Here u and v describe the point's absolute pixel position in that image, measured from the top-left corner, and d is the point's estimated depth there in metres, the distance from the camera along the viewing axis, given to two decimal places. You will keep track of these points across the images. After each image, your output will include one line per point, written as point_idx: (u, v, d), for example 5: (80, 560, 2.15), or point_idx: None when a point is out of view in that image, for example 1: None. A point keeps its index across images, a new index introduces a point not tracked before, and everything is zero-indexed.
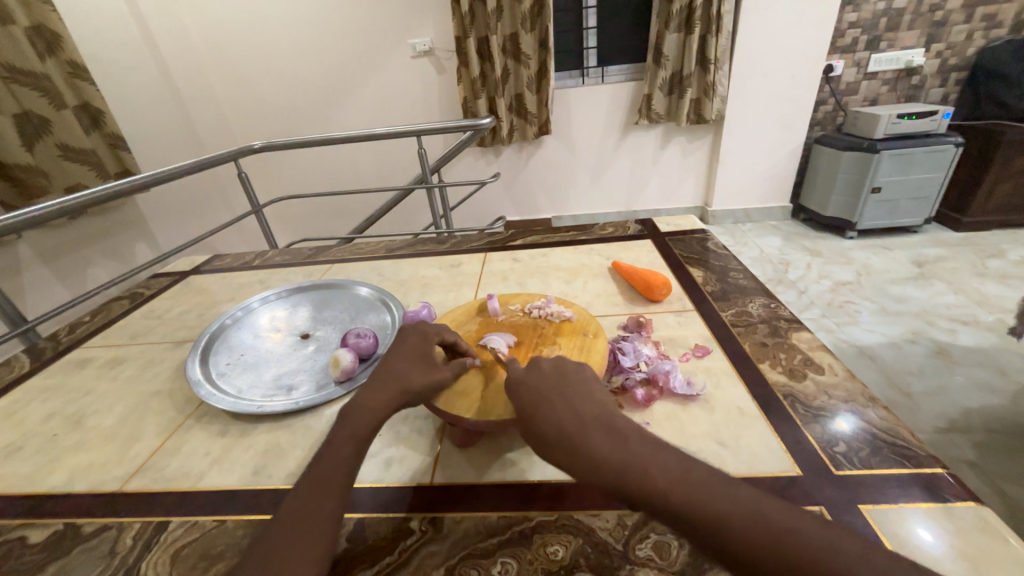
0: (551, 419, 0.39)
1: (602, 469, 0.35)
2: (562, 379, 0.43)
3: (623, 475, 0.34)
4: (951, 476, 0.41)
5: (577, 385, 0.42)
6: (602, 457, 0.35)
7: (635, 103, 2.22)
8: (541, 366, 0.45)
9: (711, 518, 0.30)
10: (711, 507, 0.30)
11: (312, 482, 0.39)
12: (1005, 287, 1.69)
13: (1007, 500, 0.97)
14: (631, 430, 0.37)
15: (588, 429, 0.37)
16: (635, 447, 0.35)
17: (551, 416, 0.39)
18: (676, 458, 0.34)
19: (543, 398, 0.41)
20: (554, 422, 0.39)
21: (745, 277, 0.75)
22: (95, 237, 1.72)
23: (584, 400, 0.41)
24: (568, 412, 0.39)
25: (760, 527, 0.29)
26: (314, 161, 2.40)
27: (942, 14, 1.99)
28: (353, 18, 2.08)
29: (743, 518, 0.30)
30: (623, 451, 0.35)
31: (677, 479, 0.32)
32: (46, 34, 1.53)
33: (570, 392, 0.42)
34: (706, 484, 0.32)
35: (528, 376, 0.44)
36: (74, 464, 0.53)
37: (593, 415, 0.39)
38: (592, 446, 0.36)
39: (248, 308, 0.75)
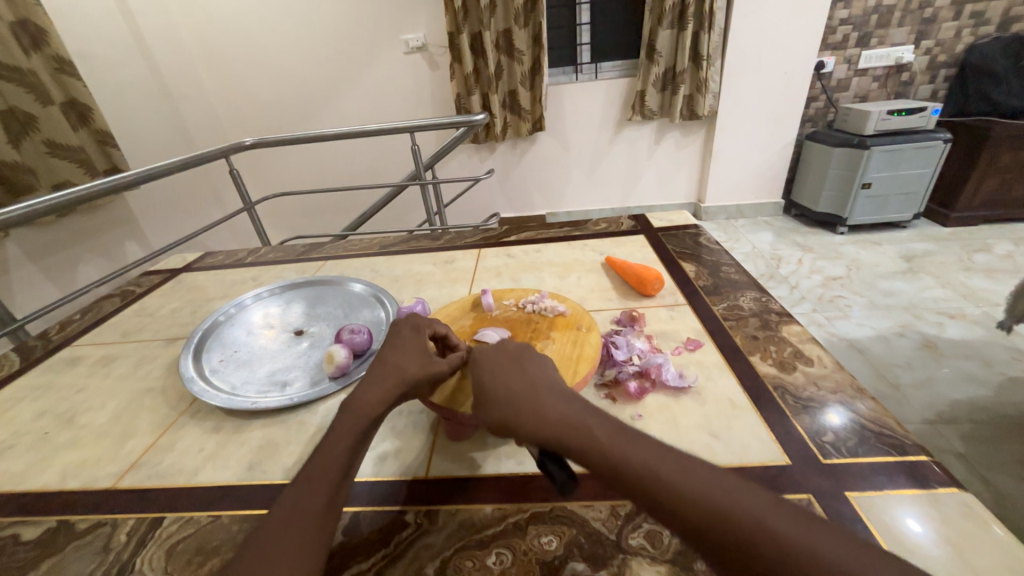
0: (503, 383, 0.41)
1: (545, 426, 0.36)
2: (521, 352, 0.45)
3: (564, 433, 0.36)
4: (936, 464, 0.42)
5: (532, 360, 0.45)
6: (548, 416, 0.37)
7: (629, 99, 2.23)
8: (504, 343, 0.47)
9: (643, 473, 0.32)
10: (645, 464, 0.32)
11: (310, 474, 0.39)
12: (991, 281, 1.72)
13: (992, 489, 0.99)
14: (579, 401, 0.39)
15: (540, 396, 0.39)
16: (580, 413, 0.37)
17: (503, 381, 0.41)
18: (617, 425, 0.36)
19: (499, 368, 0.43)
20: (505, 387, 0.41)
21: (737, 272, 0.76)
22: (84, 235, 1.70)
23: (538, 371, 0.43)
24: (522, 379, 0.41)
25: (683, 479, 0.31)
26: (307, 158, 2.38)
27: (931, 11, 2.01)
28: (345, 13, 2.06)
29: (670, 473, 0.32)
30: (567, 414, 0.37)
31: (618, 441, 0.34)
32: (32, 29, 1.50)
33: (527, 364, 0.44)
34: (641, 444, 0.34)
35: (490, 350, 0.46)
36: (66, 462, 0.53)
37: (544, 384, 0.41)
38: (540, 406, 0.38)
39: (241, 305, 0.74)
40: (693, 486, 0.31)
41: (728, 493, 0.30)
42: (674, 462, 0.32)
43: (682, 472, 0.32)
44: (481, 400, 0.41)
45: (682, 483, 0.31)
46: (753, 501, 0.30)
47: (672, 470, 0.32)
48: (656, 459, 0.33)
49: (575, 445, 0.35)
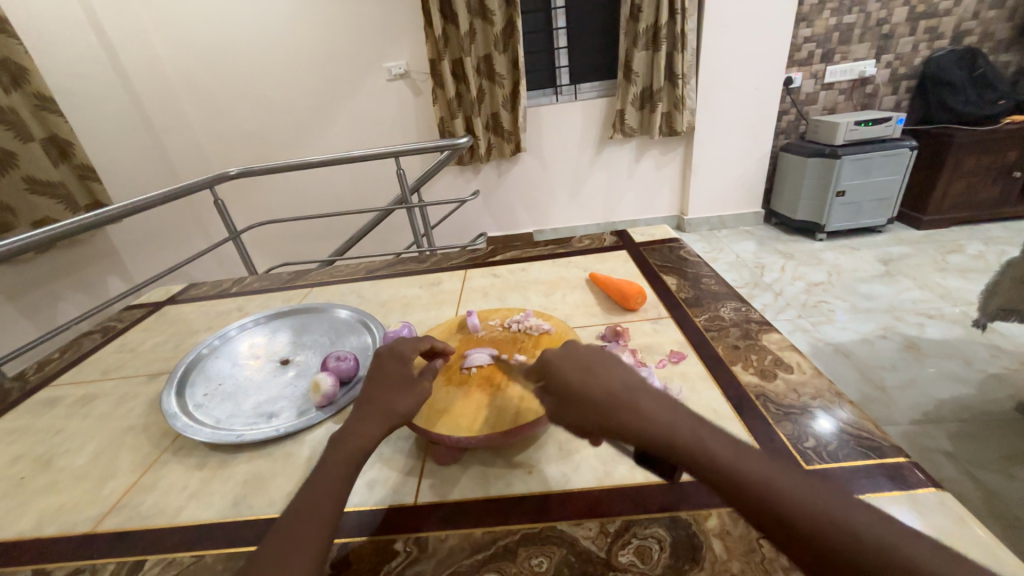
0: (596, 384, 0.40)
1: (649, 427, 0.36)
2: (610, 355, 0.44)
3: (671, 433, 0.35)
4: (914, 464, 0.43)
5: (618, 363, 0.43)
6: (651, 419, 0.36)
7: (608, 118, 2.29)
8: (586, 348, 0.45)
9: (754, 483, 0.31)
10: (753, 471, 0.32)
11: (302, 507, 0.39)
12: (965, 281, 1.78)
13: (983, 487, 1.00)
14: (679, 407, 0.38)
15: (639, 398, 0.38)
16: (680, 416, 0.36)
17: (596, 381, 0.40)
18: (718, 430, 0.36)
19: (585, 371, 0.41)
20: (597, 384, 0.40)
21: (717, 283, 0.78)
22: (64, 270, 1.67)
23: (631, 372, 0.42)
24: (615, 378, 0.40)
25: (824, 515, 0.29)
26: (293, 185, 2.40)
27: (888, 28, 2.13)
28: (330, 43, 2.11)
29: (789, 483, 0.31)
30: (668, 421, 0.36)
31: (725, 449, 0.33)
32: (12, 68, 1.51)
33: (621, 367, 0.42)
34: (753, 458, 0.33)
35: (573, 356, 0.44)
36: (43, 507, 0.52)
37: (639, 386, 0.39)
38: (643, 409, 0.37)
39: (225, 336, 0.74)
40: (818, 498, 0.30)
41: (847, 512, 0.29)
42: (794, 476, 0.31)
43: (804, 484, 0.31)
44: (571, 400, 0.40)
45: (806, 494, 0.30)
46: (876, 521, 0.29)
47: (790, 481, 0.31)
48: (769, 470, 0.32)
49: (683, 449, 0.34)
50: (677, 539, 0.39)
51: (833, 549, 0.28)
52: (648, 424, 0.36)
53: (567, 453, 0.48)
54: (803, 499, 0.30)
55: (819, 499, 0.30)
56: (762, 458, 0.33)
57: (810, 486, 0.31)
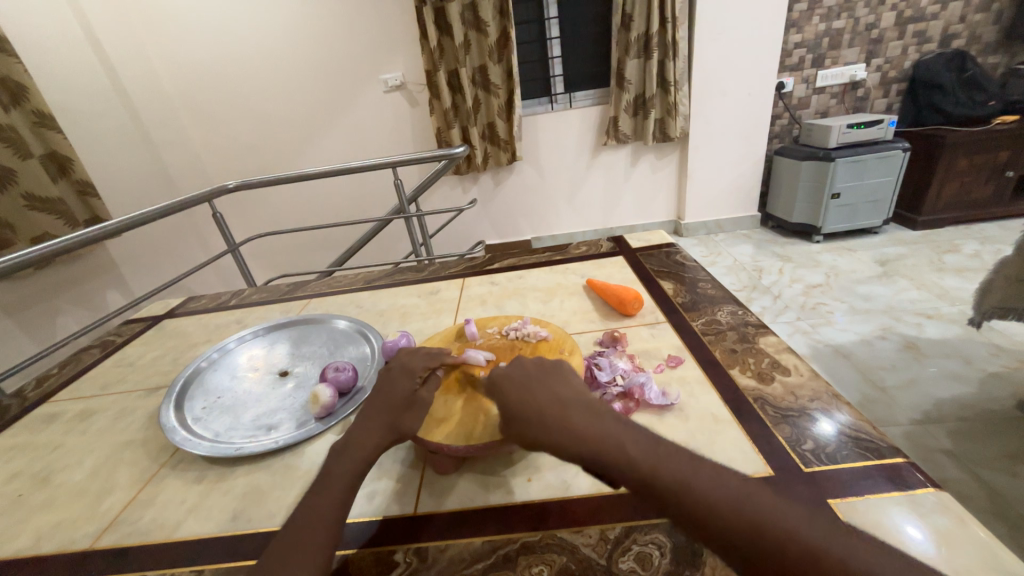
0: (534, 402, 0.41)
1: (580, 441, 0.37)
2: (550, 367, 0.46)
3: (599, 443, 0.36)
4: (912, 465, 0.43)
5: (557, 375, 0.45)
6: (581, 431, 0.38)
7: (603, 125, 2.32)
8: (524, 364, 0.46)
9: (676, 488, 0.33)
10: (674, 477, 0.33)
11: (305, 517, 0.39)
12: (963, 281, 1.78)
13: (987, 487, 0.99)
14: (608, 417, 0.39)
15: (571, 413, 0.39)
16: (610, 428, 0.38)
17: (534, 400, 0.41)
18: (646, 437, 0.37)
19: (523, 389, 0.43)
20: (533, 400, 0.41)
21: (713, 287, 0.79)
22: (63, 286, 1.68)
23: (566, 387, 0.43)
24: (550, 393, 0.42)
25: (741, 515, 0.31)
26: (292, 197, 2.41)
27: (877, 32, 2.16)
28: (326, 56, 2.14)
29: (707, 486, 0.33)
30: (598, 434, 0.37)
31: (650, 456, 0.35)
32: (11, 86, 1.53)
33: (559, 379, 0.44)
34: (677, 462, 0.34)
35: (512, 374, 0.45)
36: (40, 525, 0.51)
37: (572, 401, 0.41)
38: (574, 422, 0.39)
39: (224, 349, 0.74)
40: (739, 499, 0.32)
41: (760, 505, 0.31)
42: (712, 474, 0.33)
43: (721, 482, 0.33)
44: (511, 420, 0.41)
45: (723, 496, 0.32)
46: (793, 518, 0.31)
47: (707, 479, 0.33)
48: (687, 470, 0.34)
49: (610, 457, 0.36)
50: (677, 545, 0.39)
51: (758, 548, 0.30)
52: (579, 437, 0.37)
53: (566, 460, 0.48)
54: (721, 500, 0.32)
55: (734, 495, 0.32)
56: (684, 459, 0.35)
57: (726, 484, 0.33)
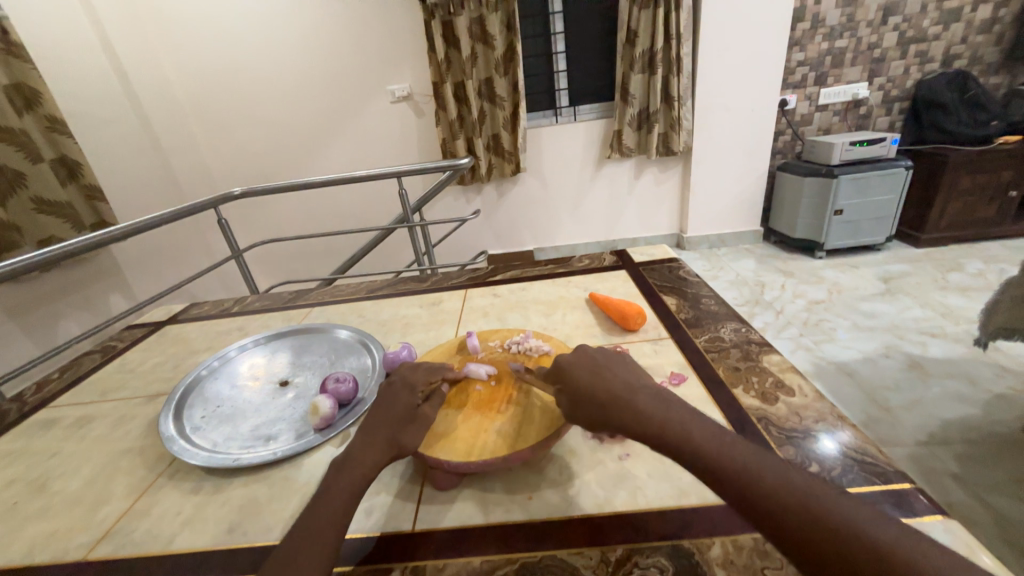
0: (602, 385, 0.43)
1: (647, 424, 0.38)
2: (617, 357, 0.47)
3: (666, 425, 0.38)
4: (919, 491, 0.42)
5: (624, 365, 0.46)
6: (647, 413, 0.39)
7: (607, 138, 2.33)
8: (592, 353, 0.48)
9: (740, 473, 0.34)
10: (740, 464, 0.34)
11: (301, 536, 0.38)
12: (967, 300, 1.78)
13: (994, 512, 0.98)
14: (677, 404, 0.40)
15: (640, 397, 0.41)
16: (678, 413, 0.39)
17: (602, 382, 0.43)
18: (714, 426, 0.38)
19: (592, 373, 0.45)
20: (601, 382, 0.43)
21: (716, 303, 0.78)
22: (67, 289, 1.69)
23: (635, 375, 0.45)
24: (618, 377, 0.43)
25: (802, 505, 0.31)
26: (297, 204, 2.43)
27: (880, 52, 2.18)
28: (335, 67, 2.17)
29: (771, 475, 0.33)
30: (667, 417, 0.38)
31: (717, 442, 0.36)
32: (25, 92, 1.56)
33: (625, 369, 0.45)
34: (743, 451, 0.35)
35: (580, 361, 0.47)
36: (34, 534, 0.51)
37: (640, 388, 0.42)
38: (642, 403, 0.40)
39: (225, 357, 0.74)
40: (803, 490, 0.32)
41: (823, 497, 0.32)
42: (775, 465, 0.34)
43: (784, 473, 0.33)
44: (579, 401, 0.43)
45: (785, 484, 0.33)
46: (857, 511, 0.31)
47: (771, 470, 0.34)
48: (753, 459, 0.35)
49: (675, 439, 0.37)
50: (679, 569, 0.38)
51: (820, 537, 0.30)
52: (646, 419, 0.39)
53: (568, 478, 0.48)
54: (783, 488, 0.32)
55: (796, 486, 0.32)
56: (750, 450, 0.36)
57: (790, 474, 0.33)
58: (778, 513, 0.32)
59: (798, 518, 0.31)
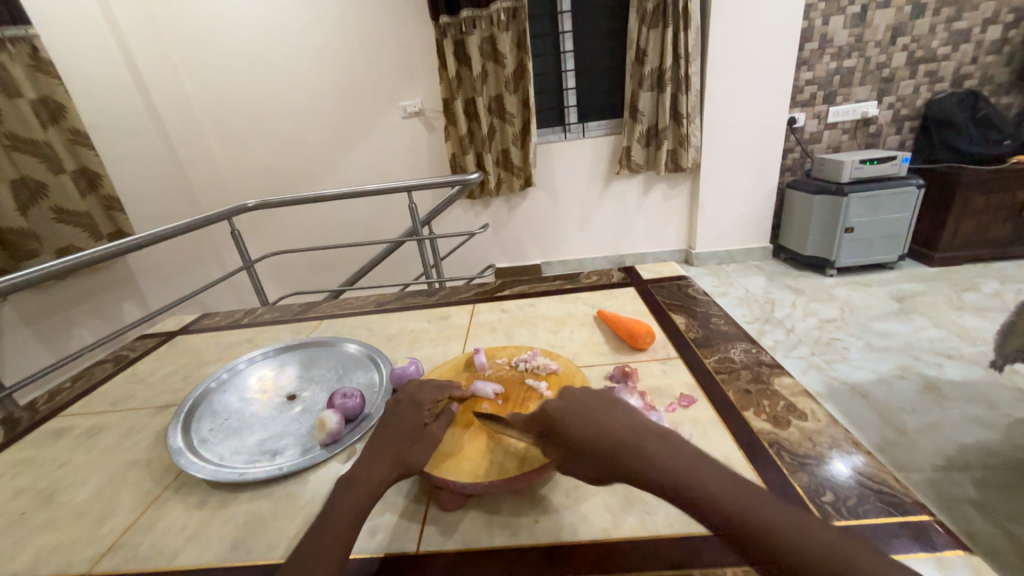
0: (584, 423, 0.41)
1: (633, 465, 0.37)
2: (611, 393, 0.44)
3: (677, 477, 0.35)
4: (939, 523, 0.41)
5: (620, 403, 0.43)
6: (655, 461, 0.36)
7: (616, 154, 2.35)
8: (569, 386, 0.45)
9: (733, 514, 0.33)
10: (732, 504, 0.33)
11: (305, 556, 0.38)
12: (984, 320, 1.74)
13: (1017, 542, 0.94)
14: (661, 436, 0.39)
15: (623, 435, 0.39)
16: (663, 448, 0.37)
17: (585, 419, 0.41)
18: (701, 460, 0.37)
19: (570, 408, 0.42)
20: (601, 426, 0.40)
21: (726, 323, 0.78)
22: (82, 297, 1.72)
23: (614, 406, 0.42)
24: (618, 420, 0.40)
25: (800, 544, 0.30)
26: (308, 216, 2.47)
27: (889, 71, 2.19)
28: (349, 83, 2.22)
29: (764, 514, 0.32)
30: (653, 455, 0.37)
31: (706, 482, 0.35)
32: (52, 105, 1.61)
33: (621, 408, 0.42)
34: (734, 488, 0.34)
35: (561, 396, 0.44)
36: (40, 545, 0.51)
37: (622, 422, 0.40)
38: (648, 451, 0.37)
39: (234, 369, 0.74)
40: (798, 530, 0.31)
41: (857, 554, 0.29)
42: (798, 518, 0.31)
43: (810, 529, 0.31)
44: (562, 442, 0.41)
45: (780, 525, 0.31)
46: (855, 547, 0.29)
47: (795, 526, 0.31)
48: (774, 514, 0.32)
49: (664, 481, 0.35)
50: None
51: None
52: (659, 472, 0.36)
53: (574, 502, 0.47)
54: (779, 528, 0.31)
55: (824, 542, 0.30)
56: (775, 505, 0.33)
57: (815, 530, 0.31)
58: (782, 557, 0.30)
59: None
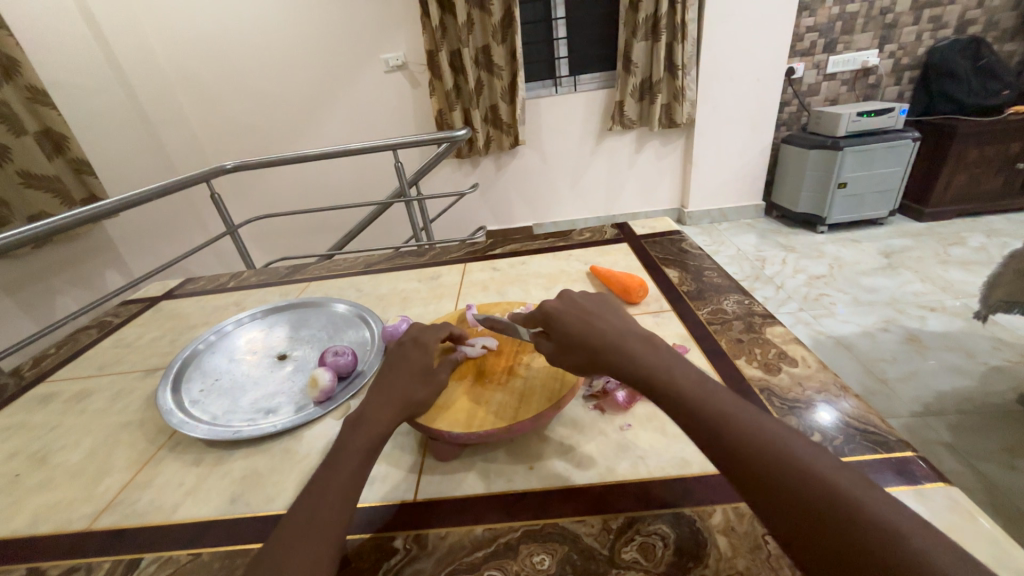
0: (592, 330, 0.43)
1: (633, 367, 0.40)
2: (607, 303, 0.48)
3: (656, 377, 0.38)
4: (921, 459, 0.42)
5: (615, 311, 0.47)
6: (638, 361, 0.40)
7: (608, 110, 2.27)
8: (581, 301, 0.48)
9: (714, 415, 0.35)
10: (716, 407, 0.35)
11: (321, 492, 0.37)
12: (968, 273, 1.77)
13: (984, 480, 1.00)
14: (663, 351, 0.41)
15: (628, 343, 0.42)
16: (665, 359, 0.40)
17: (595, 326, 0.44)
18: (698, 375, 0.39)
19: (583, 318, 0.45)
20: (596, 331, 0.43)
21: (719, 275, 0.77)
22: (61, 265, 1.66)
23: (624, 322, 0.45)
24: (613, 327, 0.44)
25: (768, 446, 0.32)
26: (290, 179, 2.38)
27: (892, 17, 2.10)
28: (326, 34, 2.08)
29: (743, 421, 0.34)
30: (652, 363, 0.39)
31: (696, 389, 0.37)
32: (3, 60, 1.49)
33: (617, 316, 0.46)
34: (721, 398, 0.36)
35: (567, 307, 0.47)
36: (38, 505, 0.51)
37: (628, 333, 0.43)
38: (633, 351, 0.41)
39: (222, 331, 0.73)
40: (771, 436, 0.33)
41: (794, 447, 0.32)
42: (753, 417, 0.34)
43: (760, 425, 0.33)
44: (565, 346, 0.44)
45: (755, 430, 0.33)
46: (821, 459, 0.31)
47: (753, 422, 0.34)
48: (737, 412, 0.35)
49: (657, 381, 0.38)
50: (680, 536, 0.38)
51: (778, 477, 0.31)
52: (655, 374, 0.39)
53: (569, 449, 0.48)
54: (753, 432, 0.33)
55: (768, 435, 0.33)
56: (755, 416, 0.35)
57: (790, 443, 0.32)
58: (746, 455, 0.32)
59: (760, 466, 0.31)
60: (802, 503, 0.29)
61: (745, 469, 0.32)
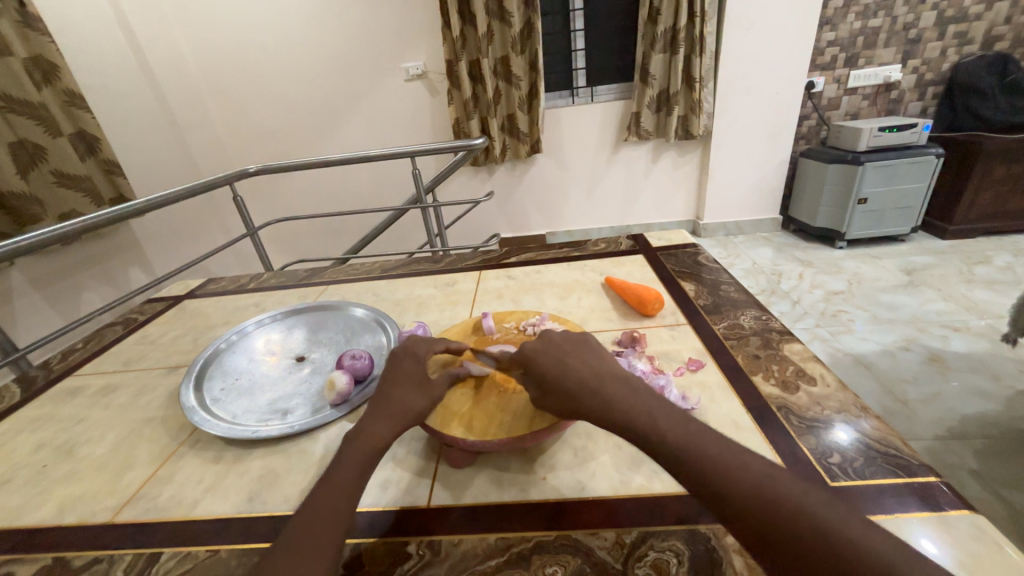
0: (569, 372, 0.43)
1: (613, 412, 0.39)
2: (584, 340, 0.48)
3: (638, 421, 0.38)
4: (946, 485, 0.41)
5: (593, 345, 0.47)
6: (617, 403, 0.39)
7: (624, 120, 2.28)
8: (553, 337, 0.47)
9: (699, 460, 0.34)
10: (701, 451, 0.35)
11: (314, 509, 0.38)
12: (994, 294, 1.72)
13: (1009, 508, 0.96)
14: (641, 388, 0.41)
15: (606, 384, 0.41)
16: (644, 400, 0.40)
17: (571, 367, 0.43)
18: (679, 414, 0.39)
19: (558, 358, 0.45)
20: (573, 372, 0.43)
21: (735, 290, 0.77)
22: (90, 262, 1.73)
23: (600, 358, 0.45)
24: (588, 366, 0.43)
25: (760, 492, 0.32)
26: (310, 183, 2.43)
27: (916, 32, 2.07)
28: (349, 43, 2.14)
29: (730, 464, 0.34)
30: (633, 405, 0.39)
31: (680, 431, 0.37)
32: (44, 65, 1.56)
33: (594, 356, 0.45)
34: (705, 439, 0.36)
35: (542, 345, 0.46)
36: (64, 495, 0.53)
37: (606, 372, 0.43)
38: (611, 393, 0.40)
39: (243, 332, 0.75)
40: (763, 479, 0.32)
41: (787, 489, 0.31)
42: (742, 458, 0.34)
43: (749, 468, 0.33)
44: (544, 390, 0.44)
45: (743, 475, 0.33)
46: (817, 499, 0.31)
47: (742, 464, 0.34)
48: (724, 454, 0.34)
49: (641, 425, 0.38)
50: (695, 554, 0.38)
51: (777, 525, 0.30)
52: (638, 418, 0.38)
53: (582, 461, 0.48)
54: (742, 476, 0.33)
55: (760, 478, 0.32)
56: (744, 456, 0.34)
57: (781, 485, 0.32)
58: (740, 504, 0.32)
59: (757, 515, 0.31)
60: (807, 553, 0.29)
61: (743, 519, 0.31)
